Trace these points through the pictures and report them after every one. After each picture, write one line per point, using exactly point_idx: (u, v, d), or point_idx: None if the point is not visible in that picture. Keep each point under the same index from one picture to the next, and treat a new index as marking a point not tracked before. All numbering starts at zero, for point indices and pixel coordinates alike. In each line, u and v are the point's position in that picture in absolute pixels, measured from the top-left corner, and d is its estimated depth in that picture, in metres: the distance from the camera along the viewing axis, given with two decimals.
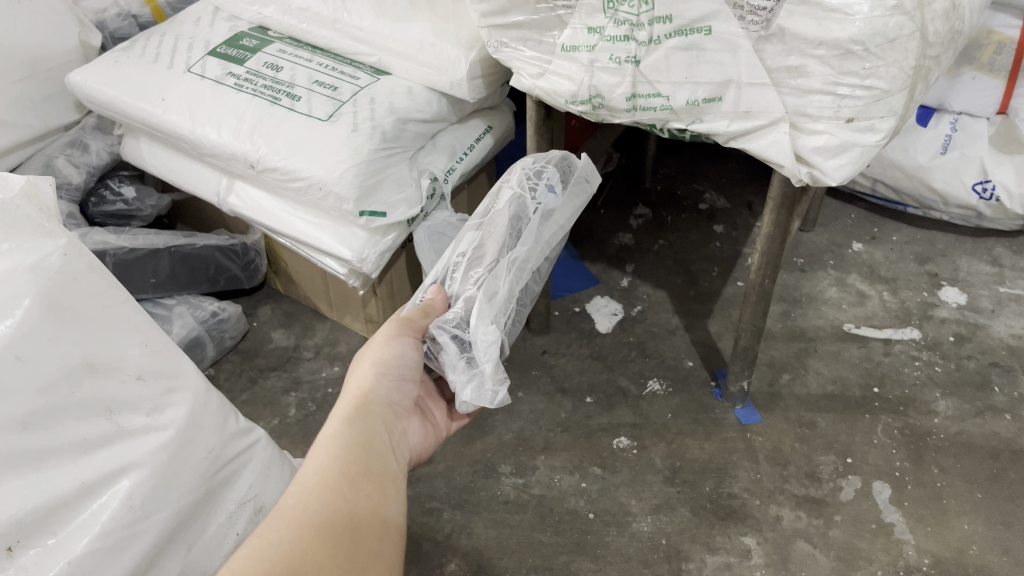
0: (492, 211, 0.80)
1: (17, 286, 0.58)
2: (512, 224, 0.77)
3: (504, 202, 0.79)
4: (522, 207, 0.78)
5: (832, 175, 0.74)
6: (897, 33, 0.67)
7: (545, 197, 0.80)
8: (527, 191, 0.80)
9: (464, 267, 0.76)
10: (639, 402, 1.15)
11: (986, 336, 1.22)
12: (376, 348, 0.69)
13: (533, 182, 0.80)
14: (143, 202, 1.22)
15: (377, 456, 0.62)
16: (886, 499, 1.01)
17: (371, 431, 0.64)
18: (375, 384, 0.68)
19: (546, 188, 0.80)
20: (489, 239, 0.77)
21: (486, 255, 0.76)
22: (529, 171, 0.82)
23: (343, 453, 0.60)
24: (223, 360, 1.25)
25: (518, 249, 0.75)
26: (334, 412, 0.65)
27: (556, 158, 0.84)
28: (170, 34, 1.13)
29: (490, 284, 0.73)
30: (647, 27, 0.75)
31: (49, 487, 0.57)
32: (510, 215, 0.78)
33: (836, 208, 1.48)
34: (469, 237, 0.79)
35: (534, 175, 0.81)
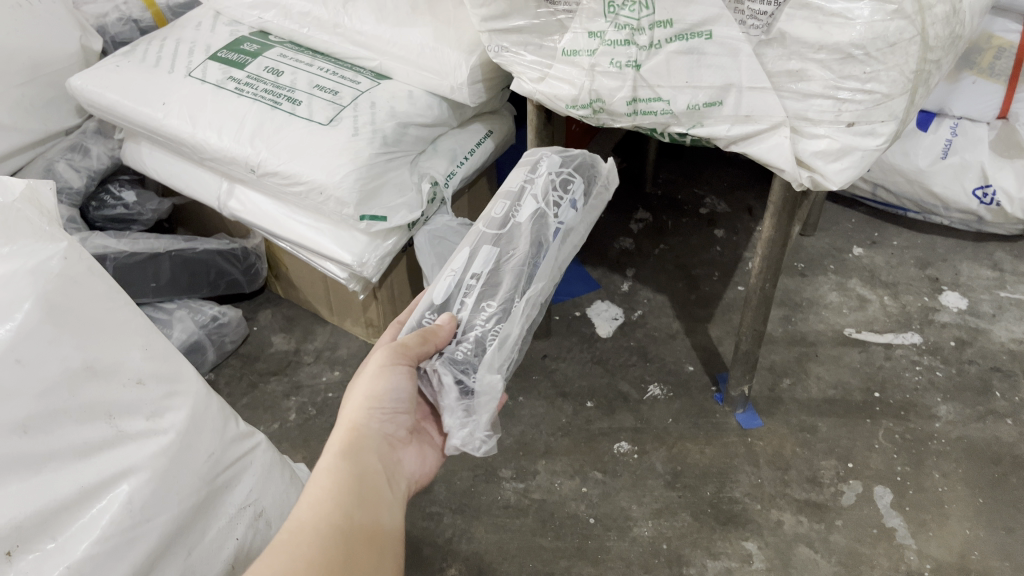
0: (512, 222, 0.78)
1: (18, 288, 0.58)
2: (533, 249, 0.77)
3: (526, 217, 0.78)
4: (544, 228, 0.78)
5: (833, 179, 0.74)
6: (898, 37, 0.67)
7: (561, 211, 0.80)
8: (551, 207, 0.79)
9: (478, 288, 0.74)
10: (640, 406, 1.15)
11: (987, 341, 1.22)
12: (369, 381, 0.67)
13: (556, 197, 0.80)
14: (143, 206, 1.22)
15: (370, 488, 0.63)
16: (888, 504, 1.01)
17: (364, 464, 0.64)
18: (366, 415, 0.67)
19: (568, 204, 0.80)
20: (510, 258, 0.76)
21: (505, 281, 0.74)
22: (555, 180, 0.81)
23: (333, 488, 0.61)
24: (223, 364, 1.25)
25: (536, 284, 0.75)
26: (326, 449, 0.65)
27: (581, 161, 0.85)
28: (171, 38, 1.13)
29: (506, 323, 0.72)
30: (648, 32, 0.76)
31: (49, 491, 0.57)
32: (532, 239, 0.77)
33: (837, 213, 1.48)
34: (484, 253, 0.76)
35: (556, 189, 0.80)
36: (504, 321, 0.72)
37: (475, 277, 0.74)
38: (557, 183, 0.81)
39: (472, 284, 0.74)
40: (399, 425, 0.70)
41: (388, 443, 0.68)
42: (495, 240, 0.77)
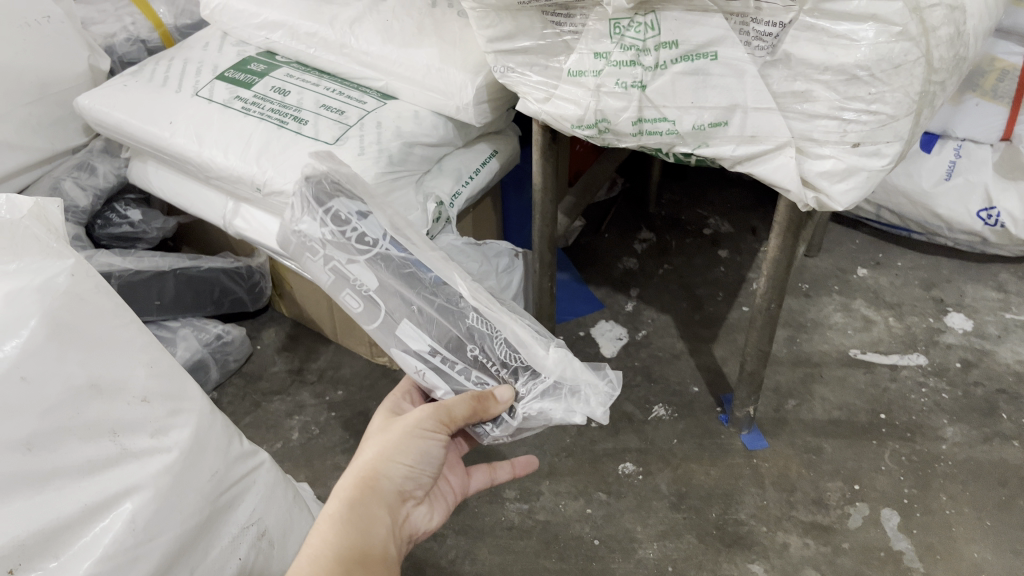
0: (375, 298, 0.73)
1: (23, 306, 0.58)
2: (419, 289, 0.74)
3: (381, 276, 0.73)
4: (398, 264, 0.74)
5: (838, 200, 0.74)
6: (903, 59, 0.67)
7: (382, 228, 0.75)
8: (368, 246, 0.74)
9: (448, 346, 0.73)
10: (645, 427, 1.14)
11: (993, 362, 1.21)
12: (402, 439, 0.68)
13: (360, 240, 0.74)
14: (149, 225, 1.23)
15: (377, 542, 0.64)
16: (895, 526, 1.00)
17: (373, 517, 0.65)
18: (393, 468, 0.68)
19: (362, 218, 0.76)
20: (418, 308, 0.73)
21: (443, 322, 0.73)
22: (336, 233, 0.74)
23: (342, 539, 0.62)
24: (227, 383, 1.24)
25: (459, 289, 0.74)
26: (340, 491, 0.66)
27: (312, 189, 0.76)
28: (179, 58, 1.14)
29: (495, 331, 0.74)
30: (653, 52, 0.76)
31: (53, 510, 0.57)
32: (410, 284, 0.74)
33: (841, 234, 1.48)
34: (409, 331, 0.73)
35: (359, 236, 0.74)
36: (495, 328, 0.74)
37: (433, 348, 0.73)
38: (337, 223, 0.75)
39: (442, 352, 0.73)
40: (421, 484, 0.70)
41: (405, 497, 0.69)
42: (394, 317, 0.73)
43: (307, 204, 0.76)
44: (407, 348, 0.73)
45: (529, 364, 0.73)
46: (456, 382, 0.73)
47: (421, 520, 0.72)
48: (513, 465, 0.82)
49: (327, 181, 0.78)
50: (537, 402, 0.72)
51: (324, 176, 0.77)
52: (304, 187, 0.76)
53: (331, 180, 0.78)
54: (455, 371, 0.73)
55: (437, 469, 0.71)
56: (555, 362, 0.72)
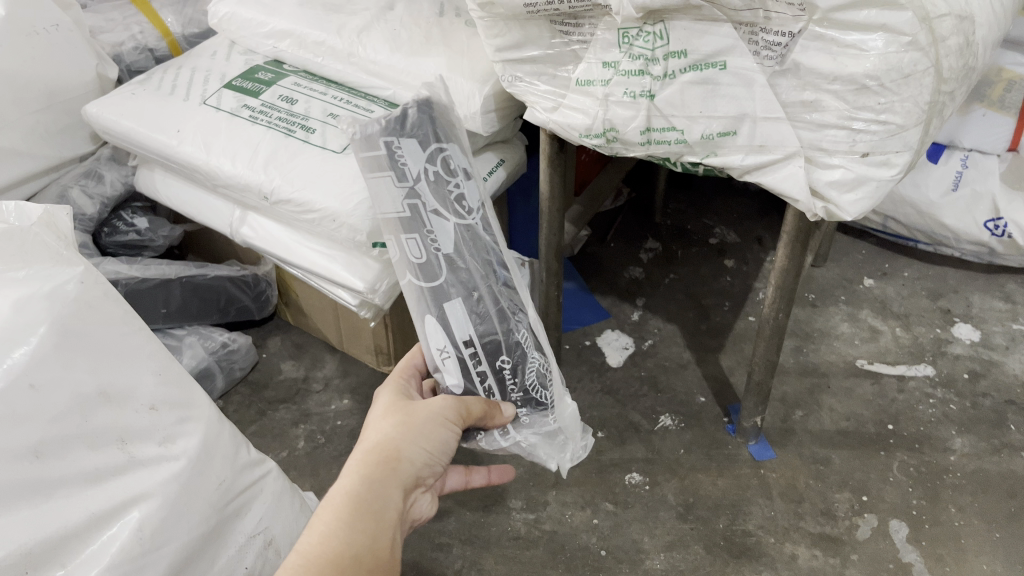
0: (440, 256, 0.68)
1: (32, 313, 0.59)
2: (486, 271, 0.71)
3: (451, 244, 0.68)
4: (476, 237, 0.70)
5: (847, 210, 0.74)
6: (912, 69, 0.67)
7: (476, 196, 0.70)
8: (462, 209, 0.68)
9: (485, 347, 0.72)
10: (652, 437, 1.14)
11: (1001, 373, 1.21)
12: (425, 424, 0.65)
13: (456, 201, 0.68)
14: (155, 233, 1.23)
15: (390, 530, 0.59)
16: (904, 538, 1.00)
17: (390, 501, 0.60)
18: (413, 450, 0.63)
19: (465, 179, 0.69)
20: (475, 291, 0.70)
21: (493, 321, 0.72)
22: (438, 175, 0.66)
23: (356, 524, 0.57)
24: (233, 391, 1.24)
25: (516, 296, 0.73)
26: (355, 467, 0.61)
27: (429, 120, 0.65)
28: (187, 67, 1.14)
29: (530, 353, 0.75)
30: (662, 62, 0.76)
31: (60, 518, 0.57)
32: (480, 263, 0.70)
33: (847, 244, 1.48)
34: (455, 315, 0.70)
35: (459, 197, 0.68)
36: (531, 352, 0.75)
37: (473, 340, 0.71)
38: (443, 170, 0.67)
39: (477, 350, 0.71)
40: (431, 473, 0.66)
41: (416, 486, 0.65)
42: (450, 291, 0.69)
43: (419, 124, 0.65)
44: (442, 322, 0.70)
45: (546, 403, 0.76)
46: (470, 381, 0.73)
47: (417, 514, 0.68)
48: (489, 471, 0.79)
49: (447, 123, 0.68)
50: (532, 436, 0.77)
51: (443, 111, 0.67)
52: (421, 106, 0.65)
53: (448, 118, 0.68)
54: (473, 372, 0.72)
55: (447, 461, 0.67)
56: (568, 417, 0.78)
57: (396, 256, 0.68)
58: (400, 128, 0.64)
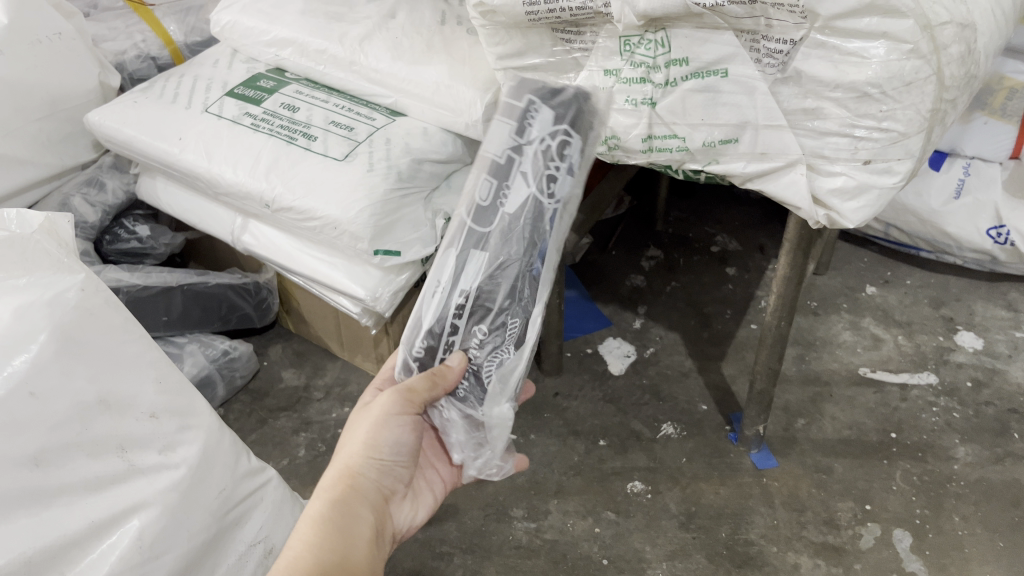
0: (499, 209, 0.62)
1: (33, 321, 0.60)
2: (526, 251, 0.63)
3: (517, 208, 0.62)
4: (539, 222, 0.63)
5: (849, 217, 0.74)
6: (914, 77, 0.67)
7: (567, 198, 0.64)
8: (548, 185, 0.62)
9: (473, 313, 0.65)
10: (653, 445, 1.13)
11: (1004, 382, 1.20)
12: (373, 428, 0.69)
13: (547, 177, 0.62)
14: (157, 240, 1.23)
15: (358, 538, 0.65)
16: (907, 547, 0.99)
17: (355, 514, 0.67)
18: (365, 464, 0.70)
19: (570, 173, 0.63)
20: (499, 257, 0.63)
21: (500, 293, 0.64)
22: (549, 148, 0.61)
23: (321, 538, 0.63)
24: (234, 400, 1.24)
25: (533, 299, 0.66)
26: (319, 492, 0.67)
27: (581, 108, 0.63)
28: (189, 75, 1.15)
29: (506, 353, 0.66)
30: (664, 69, 0.76)
31: (60, 526, 0.58)
32: (524, 240, 0.63)
33: (849, 253, 1.48)
34: (471, 263, 0.64)
35: (552, 177, 0.62)
36: (509, 348, 0.66)
37: (465, 297, 0.64)
38: (556, 151, 0.62)
39: (463, 309, 0.65)
40: (397, 477, 0.72)
41: (383, 494, 0.71)
42: (483, 241, 0.63)
43: (566, 102, 0.62)
44: (454, 260, 0.64)
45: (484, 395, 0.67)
46: (440, 329, 0.66)
47: (402, 518, 0.74)
48: None
49: (590, 117, 0.64)
50: (455, 413, 0.69)
51: (593, 109, 0.64)
52: (579, 94, 0.63)
53: (592, 122, 0.64)
54: (445, 324, 0.66)
55: (409, 459, 0.72)
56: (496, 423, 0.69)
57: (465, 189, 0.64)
58: (547, 96, 0.62)
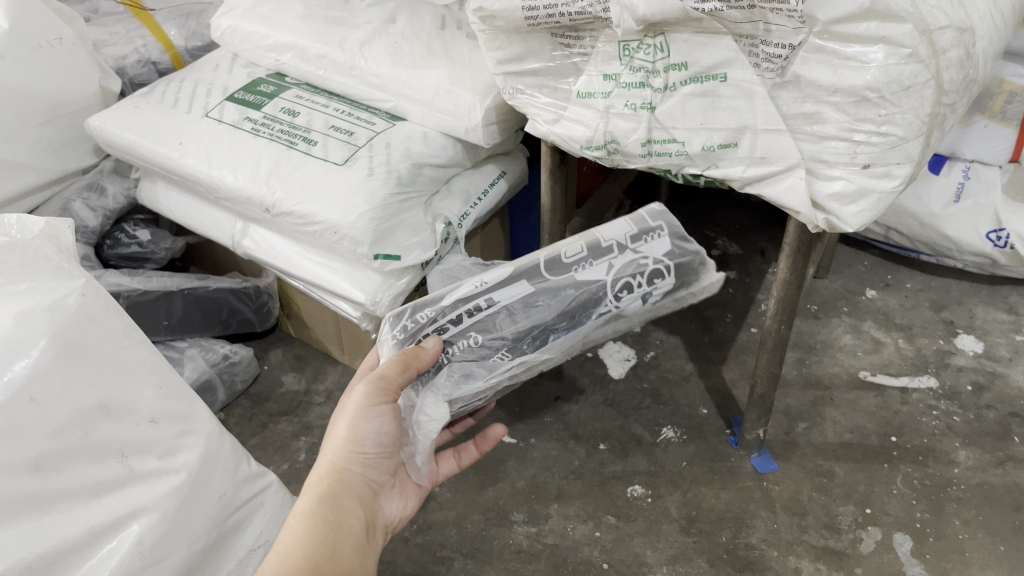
0: (573, 271, 0.73)
1: (34, 326, 0.61)
2: (562, 312, 0.72)
3: (585, 280, 0.73)
4: (590, 304, 0.73)
5: (849, 221, 0.74)
6: (913, 81, 0.67)
7: (624, 312, 0.75)
8: (617, 288, 0.73)
9: (484, 318, 0.72)
10: (654, 449, 1.13)
11: (1005, 385, 1.20)
12: (354, 422, 0.69)
13: (625, 285, 0.73)
14: (157, 245, 1.23)
15: (345, 536, 0.66)
16: (908, 551, 0.99)
17: (341, 512, 0.67)
18: (349, 459, 0.70)
19: (640, 297, 0.74)
20: (541, 300, 0.72)
21: (524, 318, 0.72)
22: (647, 264, 0.74)
23: (308, 536, 0.64)
24: (234, 404, 1.24)
25: (533, 353, 0.72)
26: (307, 491, 0.68)
27: (689, 265, 0.76)
28: (189, 80, 1.15)
29: (477, 368, 0.71)
30: (663, 74, 0.77)
31: (61, 532, 0.58)
32: (571, 304, 0.72)
33: (849, 256, 1.48)
34: (520, 284, 0.73)
35: (625, 286, 0.73)
36: (488, 362, 0.71)
37: (489, 304, 0.72)
38: (648, 270, 0.74)
39: (480, 310, 0.72)
40: (384, 469, 0.73)
41: (371, 486, 0.72)
42: (542, 279, 0.73)
43: (683, 251, 0.76)
44: (506, 272, 0.73)
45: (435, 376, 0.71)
46: (455, 311, 0.72)
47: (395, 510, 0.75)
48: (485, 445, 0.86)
49: (692, 278, 0.77)
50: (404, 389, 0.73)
51: (701, 274, 0.77)
52: (697, 256, 0.76)
53: (687, 281, 0.77)
54: (454, 311, 0.72)
55: (393, 449, 0.73)
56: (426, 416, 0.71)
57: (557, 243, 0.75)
58: (674, 235, 0.76)
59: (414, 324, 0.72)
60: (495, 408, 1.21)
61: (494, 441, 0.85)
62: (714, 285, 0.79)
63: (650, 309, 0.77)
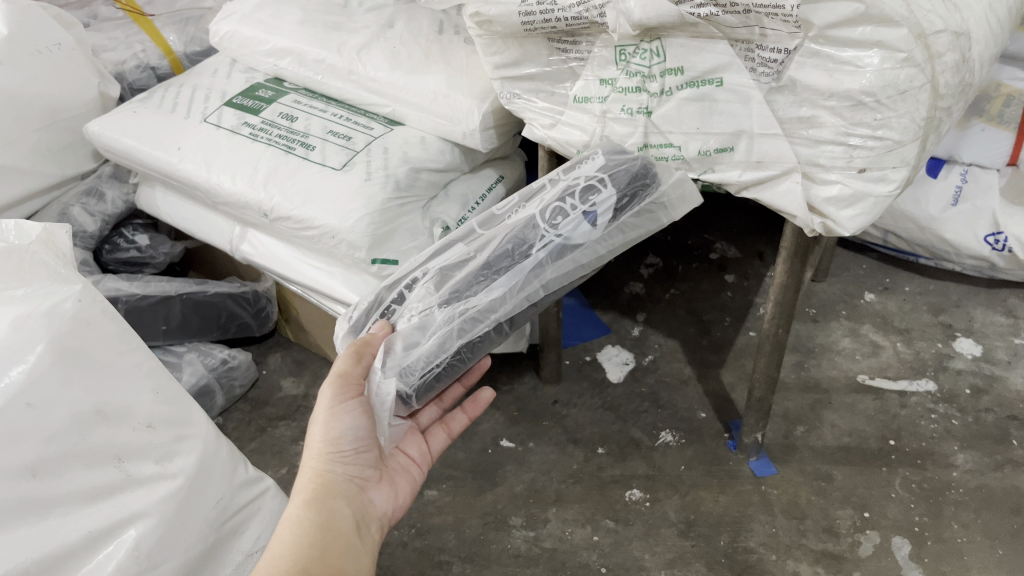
0: (506, 224, 0.79)
1: (31, 332, 0.61)
2: (498, 254, 0.75)
3: (520, 225, 0.78)
4: (528, 238, 0.76)
5: (845, 225, 0.74)
6: (909, 85, 0.67)
7: (571, 238, 0.76)
8: (554, 217, 0.77)
9: (420, 285, 0.76)
10: (652, 453, 1.13)
11: (1004, 388, 1.20)
12: (324, 422, 0.70)
13: (558, 212, 0.77)
14: (156, 249, 1.23)
15: (337, 534, 0.67)
16: (907, 555, 0.99)
17: (331, 512, 0.68)
18: (330, 461, 0.71)
19: (580, 217, 0.76)
20: (474, 254, 0.77)
21: (460, 269, 0.76)
22: (577, 186, 0.78)
23: (297, 538, 0.65)
24: (233, 408, 1.24)
25: (475, 299, 0.73)
26: (293, 498, 0.69)
27: (629, 173, 0.78)
28: (188, 85, 1.15)
29: (422, 327, 0.72)
30: (659, 78, 0.77)
31: (59, 536, 0.58)
32: (508, 243, 0.76)
33: (847, 259, 1.48)
34: (456, 250, 0.79)
35: (561, 212, 0.77)
36: (432, 315, 0.73)
37: (425, 273, 0.77)
38: (580, 191, 0.78)
39: (417, 280, 0.77)
40: (367, 464, 0.74)
41: (357, 483, 0.73)
42: (477, 240, 0.79)
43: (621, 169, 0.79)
44: (442, 248, 0.80)
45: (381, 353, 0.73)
46: (393, 292, 0.77)
47: (387, 505, 0.75)
48: (466, 410, 0.88)
49: (649, 192, 0.79)
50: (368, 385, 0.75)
51: (656, 183, 0.79)
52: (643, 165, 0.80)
53: (647, 194, 0.79)
54: (394, 291, 0.77)
55: (370, 443, 0.74)
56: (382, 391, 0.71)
57: (495, 217, 0.82)
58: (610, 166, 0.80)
59: (360, 318, 0.78)
60: (493, 412, 1.21)
61: (483, 405, 0.88)
62: (681, 188, 0.80)
63: (610, 234, 0.78)
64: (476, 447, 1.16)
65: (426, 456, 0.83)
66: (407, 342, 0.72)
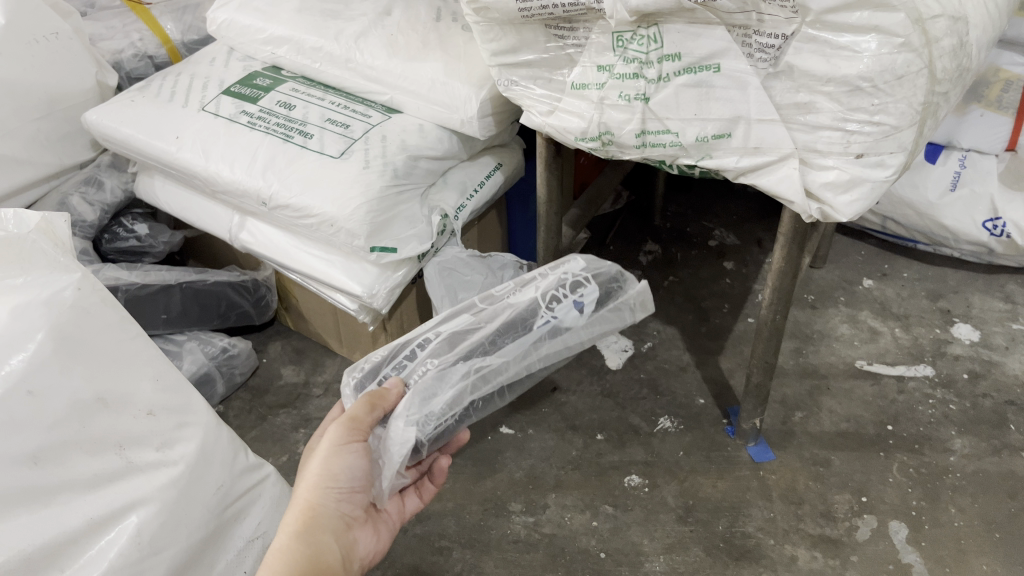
0: (507, 300, 0.82)
1: (31, 319, 0.61)
2: (506, 325, 0.79)
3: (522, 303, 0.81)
4: (530, 315, 0.80)
5: (842, 211, 0.74)
6: (906, 70, 0.67)
7: (564, 321, 0.80)
8: (554, 299, 0.81)
9: (432, 345, 0.77)
10: (651, 439, 1.14)
11: (1001, 373, 1.21)
12: (327, 460, 0.71)
13: (554, 296, 0.81)
14: (155, 239, 1.23)
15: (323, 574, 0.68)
16: (903, 539, 0.99)
17: (320, 549, 0.69)
18: (325, 495, 0.71)
19: (571, 303, 0.81)
20: (482, 323, 0.80)
21: (468, 335, 0.78)
22: (566, 280, 0.83)
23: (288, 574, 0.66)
24: (233, 397, 1.24)
25: (490, 358, 0.75)
26: (286, 527, 0.69)
27: (607, 274, 0.85)
28: (186, 73, 1.15)
29: (440, 381, 0.73)
30: (657, 65, 0.77)
31: (60, 522, 0.59)
32: (513, 316, 0.79)
33: (846, 246, 1.48)
34: (460, 318, 0.81)
35: (558, 296, 0.81)
36: (450, 369, 0.74)
37: (437, 335, 0.79)
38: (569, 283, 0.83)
39: (429, 341, 0.78)
40: (358, 504, 0.74)
41: (346, 521, 0.73)
42: (480, 312, 0.81)
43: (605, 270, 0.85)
44: (446, 317, 0.81)
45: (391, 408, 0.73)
46: (400, 352, 0.79)
47: (369, 551, 0.76)
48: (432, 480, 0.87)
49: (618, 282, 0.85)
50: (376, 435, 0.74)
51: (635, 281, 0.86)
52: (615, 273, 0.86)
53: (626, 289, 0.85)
54: (403, 352, 0.78)
55: (364, 487, 0.74)
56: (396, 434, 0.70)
57: (493, 294, 0.84)
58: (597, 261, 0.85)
59: (371, 371, 0.78)
60: None
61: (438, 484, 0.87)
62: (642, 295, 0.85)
63: (593, 324, 0.82)
64: (476, 434, 1.16)
65: (400, 516, 0.83)
66: (423, 391, 0.72)
